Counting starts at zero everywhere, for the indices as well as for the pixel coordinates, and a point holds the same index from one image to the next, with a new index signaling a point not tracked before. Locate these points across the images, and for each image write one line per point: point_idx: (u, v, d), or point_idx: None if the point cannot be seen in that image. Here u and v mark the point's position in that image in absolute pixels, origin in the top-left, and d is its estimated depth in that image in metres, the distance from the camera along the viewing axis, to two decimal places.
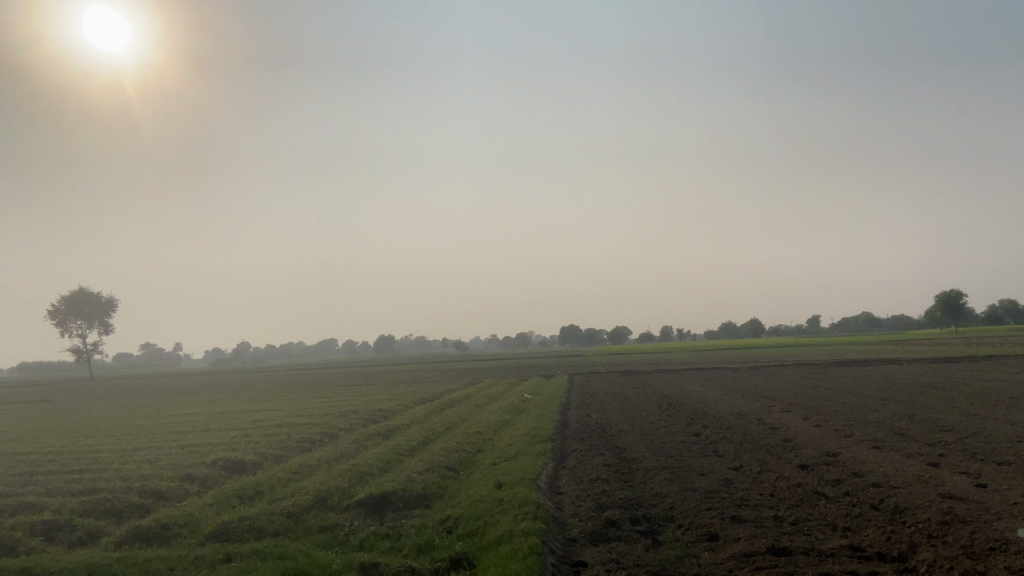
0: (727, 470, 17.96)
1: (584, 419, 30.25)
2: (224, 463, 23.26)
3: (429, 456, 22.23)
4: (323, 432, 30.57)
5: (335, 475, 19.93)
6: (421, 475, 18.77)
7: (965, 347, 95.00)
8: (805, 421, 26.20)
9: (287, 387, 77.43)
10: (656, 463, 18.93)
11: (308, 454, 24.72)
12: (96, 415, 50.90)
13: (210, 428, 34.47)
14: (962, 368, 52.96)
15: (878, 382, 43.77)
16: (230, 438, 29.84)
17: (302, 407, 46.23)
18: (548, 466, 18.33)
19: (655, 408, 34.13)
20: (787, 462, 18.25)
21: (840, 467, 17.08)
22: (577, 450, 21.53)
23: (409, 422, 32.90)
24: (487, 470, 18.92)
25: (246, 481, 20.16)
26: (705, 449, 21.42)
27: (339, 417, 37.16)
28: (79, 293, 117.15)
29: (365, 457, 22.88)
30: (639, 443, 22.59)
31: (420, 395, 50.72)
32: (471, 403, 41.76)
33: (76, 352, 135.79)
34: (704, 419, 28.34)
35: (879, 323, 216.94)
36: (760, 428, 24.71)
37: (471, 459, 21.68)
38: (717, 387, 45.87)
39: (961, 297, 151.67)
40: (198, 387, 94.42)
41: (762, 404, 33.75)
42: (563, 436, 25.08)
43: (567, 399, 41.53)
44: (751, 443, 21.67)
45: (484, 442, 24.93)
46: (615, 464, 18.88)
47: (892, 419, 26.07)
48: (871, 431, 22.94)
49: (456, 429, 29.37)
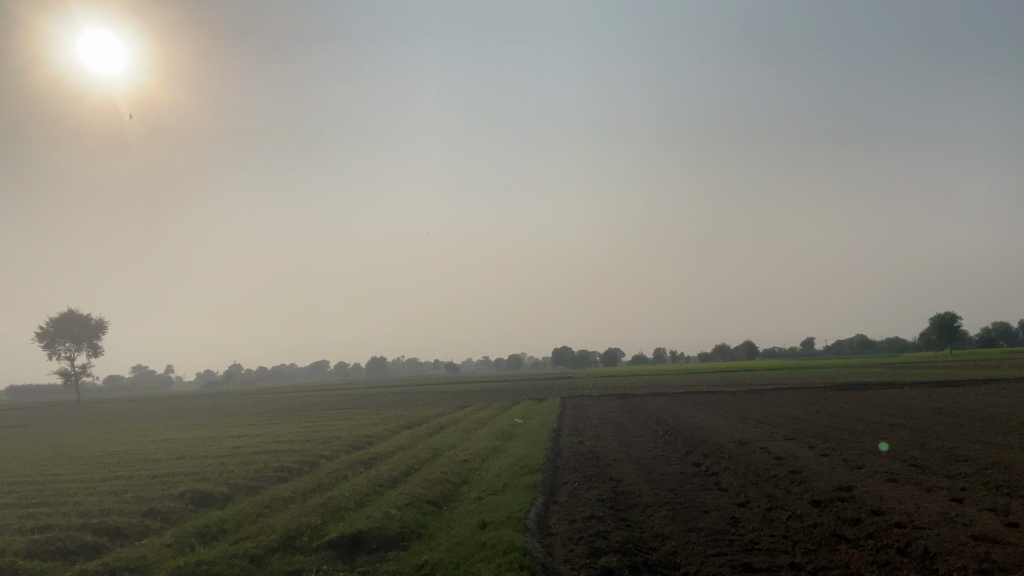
0: (732, 506, 16.56)
1: (577, 447, 28.80)
2: (192, 496, 21.67)
3: (411, 488, 20.74)
4: (303, 460, 29.03)
5: (308, 510, 18.39)
6: (400, 511, 17.24)
7: (963, 369, 93.87)
8: (811, 450, 24.86)
9: (275, 411, 75.56)
10: (655, 498, 17.50)
11: (283, 486, 23.15)
12: (72, 440, 49.03)
13: (186, 456, 32.77)
14: (966, 392, 51.57)
15: (880, 408, 42.40)
16: (205, 467, 28.27)
17: (285, 432, 44.51)
18: (538, 502, 16.89)
19: (651, 435, 32.62)
20: (797, 498, 16.83)
21: (856, 505, 15.67)
22: (569, 483, 20.08)
23: (394, 450, 31.37)
24: (472, 506, 17.45)
25: (212, 517, 18.61)
26: (707, 482, 20.03)
27: (322, 444, 35.55)
28: (68, 314, 115.27)
29: (343, 490, 21.31)
30: (636, 474, 21.15)
31: (409, 420, 49.11)
32: (460, 428, 40.24)
33: (64, 374, 133.44)
34: (703, 447, 26.91)
35: (874, 346, 215.95)
36: (765, 458, 23.34)
37: (456, 491, 20.18)
38: (715, 411, 44.48)
39: (956, 319, 150.93)
40: (185, 410, 92.50)
41: (763, 430, 32.37)
42: (555, 467, 23.61)
43: (559, 424, 40.00)
44: (756, 476, 20.31)
45: (471, 473, 23.41)
46: (611, 499, 17.46)
47: (903, 447, 24.73)
48: (883, 462, 21.62)
49: (442, 457, 27.91)
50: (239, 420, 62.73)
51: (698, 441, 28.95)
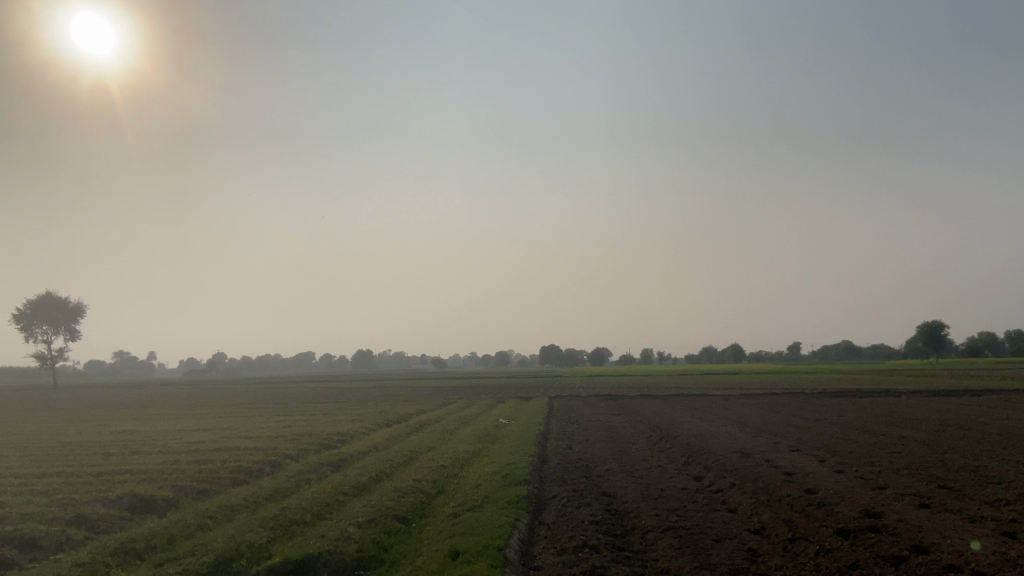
0: (747, 534, 14.30)
1: (564, 453, 26.42)
2: (129, 502, 19.15)
3: (378, 498, 18.36)
4: (265, 460, 26.61)
5: (256, 524, 15.92)
6: (360, 529, 14.78)
7: (955, 378, 92.01)
8: (822, 465, 22.68)
9: (250, 403, 72.83)
10: (657, 521, 15.17)
11: (236, 491, 20.65)
12: (27, 429, 46.19)
13: (140, 451, 30.19)
14: (968, 403, 49.47)
15: (883, 418, 40.27)
16: (157, 465, 25.73)
17: (255, 427, 41.91)
18: (522, 523, 14.56)
19: (644, 441, 30.41)
20: (821, 527, 14.54)
21: (893, 541, 13.42)
22: (557, 498, 17.73)
23: (366, 450, 28.99)
24: (445, 525, 15.10)
25: (144, 530, 16.10)
26: (713, 501, 17.73)
27: (290, 441, 33.10)
28: (45, 297, 112.03)
29: (301, 499, 18.81)
30: (631, 488, 18.86)
31: (386, 417, 46.68)
32: (439, 428, 37.84)
33: (41, 357, 130.15)
34: (703, 457, 24.62)
35: (860, 353, 215.12)
36: (774, 473, 21.12)
37: (428, 505, 17.71)
38: (711, 417, 42.24)
39: (943, 328, 149.44)
40: (160, 398, 89.71)
41: (765, 440, 30.06)
42: (541, 477, 21.22)
43: (545, 427, 37.66)
44: (767, 495, 18.05)
45: (447, 482, 20.93)
46: (605, 520, 15.17)
47: (925, 465, 22.54)
48: (907, 481, 19.46)
49: (418, 461, 25.55)
50: (211, 411, 59.93)
51: (697, 450, 26.65)
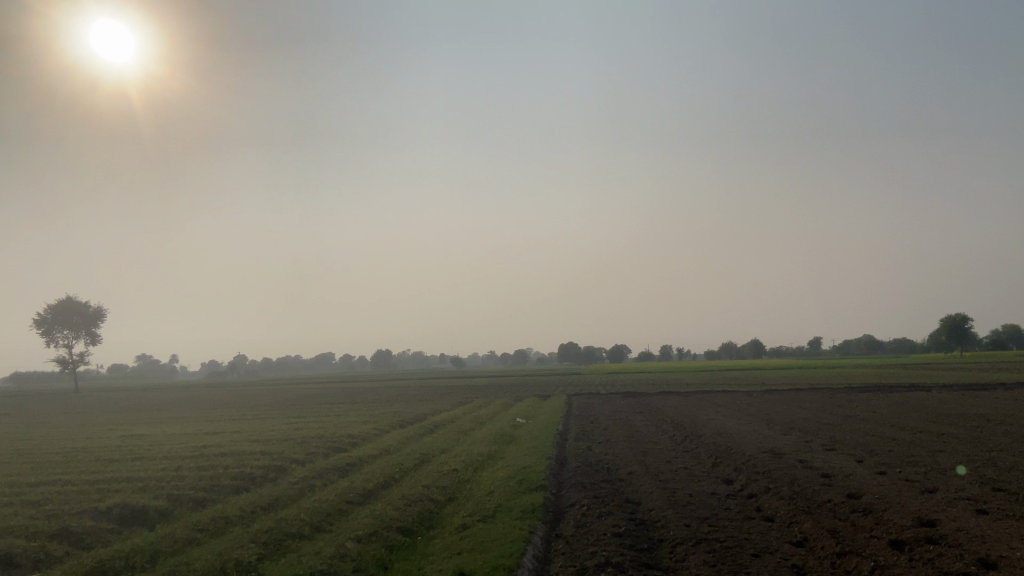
0: (788, 547, 12.85)
1: (584, 455, 24.93)
2: (120, 514, 17.95)
3: (382, 507, 17.03)
4: (269, 465, 25.40)
5: (247, 538, 14.64)
6: (359, 545, 13.46)
7: (983, 372, 89.73)
8: (862, 466, 21.10)
9: (266, 404, 71.75)
10: (687, 533, 13.75)
11: (233, 500, 19.38)
12: (36, 434, 45.36)
13: (143, 458, 29.06)
14: (1002, 397, 47.56)
15: (917, 414, 38.59)
16: (156, 472, 24.60)
17: (266, 430, 40.87)
18: (536, 536, 13.17)
19: (667, 441, 28.96)
20: (871, 539, 13.09)
21: (957, 555, 11.94)
22: (576, 506, 16.29)
23: (376, 453, 27.70)
24: (453, 538, 13.73)
25: (127, 547, 14.86)
26: (747, 508, 16.22)
27: (299, 444, 31.91)
28: (67, 302, 112.05)
29: (301, 509, 17.51)
30: (656, 495, 17.41)
31: (400, 418, 45.45)
32: (455, 429, 36.59)
33: (62, 362, 130.32)
34: (732, 458, 23.12)
35: (882, 347, 212.06)
36: (810, 475, 19.61)
37: (437, 515, 16.37)
38: (736, 414, 40.56)
39: (966, 320, 146.20)
40: (177, 401, 88.98)
41: (796, 439, 28.45)
42: (559, 482, 19.86)
43: (564, 426, 36.20)
44: (806, 501, 16.56)
45: (458, 488, 19.56)
46: (629, 532, 13.75)
47: (974, 464, 20.90)
48: (958, 483, 17.87)
49: (428, 465, 24.24)
50: (225, 414, 58.97)
51: (725, 450, 25.13)
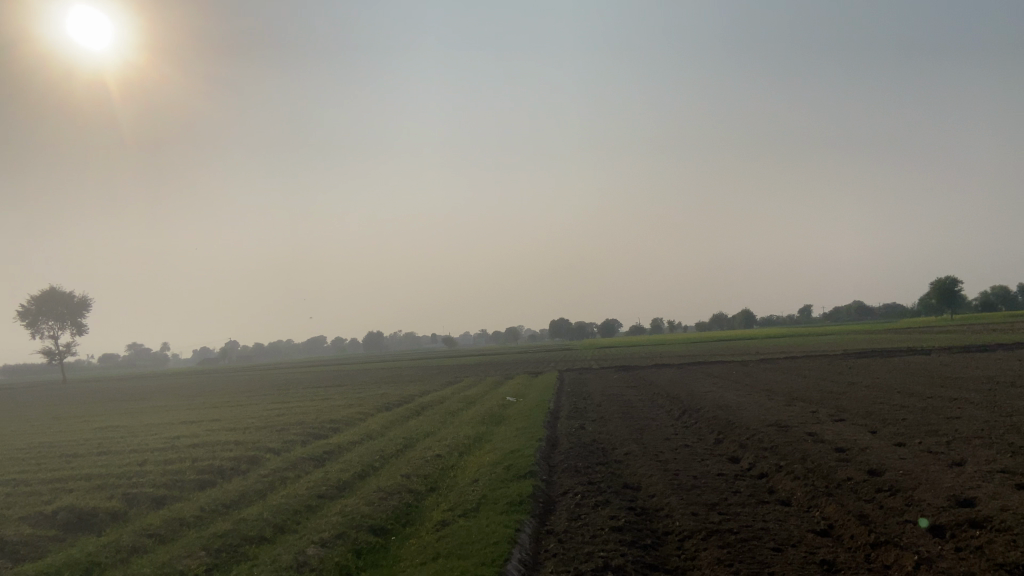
0: (813, 538, 11.22)
1: (576, 435, 23.33)
2: (66, 519, 16.23)
3: (354, 503, 15.31)
4: (241, 456, 23.69)
5: (199, 545, 12.90)
6: (321, 550, 11.71)
7: (975, 334, 88.67)
8: (876, 438, 19.60)
9: (253, 390, 69.82)
10: (695, 523, 12.11)
11: (195, 498, 17.67)
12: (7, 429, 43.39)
13: (109, 452, 27.23)
14: (1005, 358, 46.24)
15: (920, 379, 37.23)
16: (119, 468, 22.80)
17: (247, 417, 39.12)
18: (524, 534, 11.48)
19: (665, 417, 27.37)
20: (906, 525, 11.50)
21: (1010, 541, 10.32)
22: (570, 494, 14.67)
23: (357, 439, 26.04)
24: (429, 539, 12.04)
25: (60, 559, 13.10)
26: (759, 491, 14.63)
27: (277, 432, 30.18)
28: (51, 292, 109.46)
29: (266, 506, 15.82)
30: (657, 478, 15.79)
31: (386, 400, 43.80)
32: (442, 410, 35.04)
33: (49, 353, 127.90)
34: (736, 434, 21.53)
35: (872, 313, 211.73)
36: (822, 450, 18.07)
37: (416, 509, 14.71)
38: (733, 385, 39.13)
39: (956, 283, 145.29)
40: (162, 390, 86.83)
41: (800, 409, 26.98)
42: (551, 466, 18.25)
43: (557, 404, 34.60)
44: (823, 480, 14.97)
45: (441, 476, 17.94)
46: (629, 525, 12.10)
47: (996, 431, 19.41)
48: (984, 454, 16.39)
49: (411, 450, 22.63)
50: (208, 401, 57.10)
51: (727, 424, 23.54)
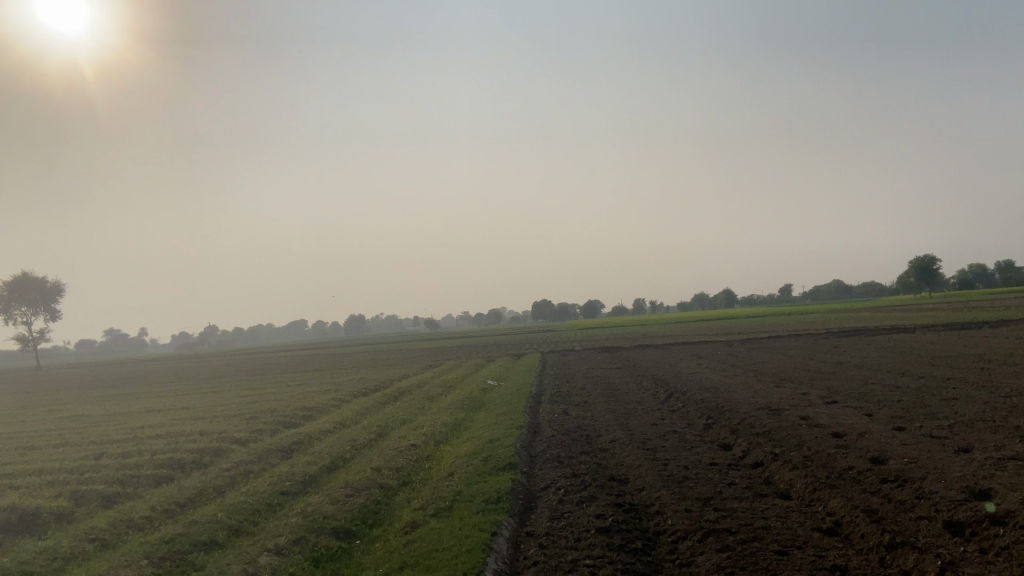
0: (821, 538, 10.17)
1: (559, 421, 22.20)
2: (5, 520, 14.91)
3: (317, 501, 14.10)
4: (205, 448, 22.35)
5: (143, 553, 11.65)
6: (276, 560, 10.51)
7: (956, 312, 88.50)
8: (873, 421, 18.66)
9: (229, 375, 68.18)
10: (690, 521, 11.04)
11: (149, 496, 16.38)
12: None
13: (66, 445, 25.73)
14: (989, 336, 45.73)
15: (909, 357, 36.52)
16: (72, 462, 21.44)
17: (219, 404, 37.69)
18: (501, 538, 10.34)
19: (651, 401, 26.30)
20: (921, 521, 10.48)
21: None
22: (553, 489, 13.53)
23: (330, 428, 24.78)
24: (396, 543, 10.86)
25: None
26: (755, 483, 13.57)
27: (247, 421, 28.81)
28: (22, 277, 106.69)
29: (223, 505, 14.58)
30: (646, 469, 14.69)
31: (365, 385, 42.56)
32: (420, 395, 33.82)
33: (22, 340, 125.25)
34: (726, 418, 20.52)
35: (852, 291, 212.56)
36: (819, 436, 17.06)
37: (386, 508, 13.55)
38: (719, 366, 38.26)
39: (935, 262, 145.56)
40: (137, 376, 84.82)
41: (790, 391, 26.05)
42: (532, 456, 17.12)
43: (539, 389, 33.50)
44: (823, 469, 13.95)
45: (415, 469, 16.78)
46: (617, 525, 10.98)
47: (999, 414, 18.49)
48: (991, 439, 15.45)
49: (385, 440, 21.40)
50: (182, 387, 55.54)
51: (715, 408, 22.54)
